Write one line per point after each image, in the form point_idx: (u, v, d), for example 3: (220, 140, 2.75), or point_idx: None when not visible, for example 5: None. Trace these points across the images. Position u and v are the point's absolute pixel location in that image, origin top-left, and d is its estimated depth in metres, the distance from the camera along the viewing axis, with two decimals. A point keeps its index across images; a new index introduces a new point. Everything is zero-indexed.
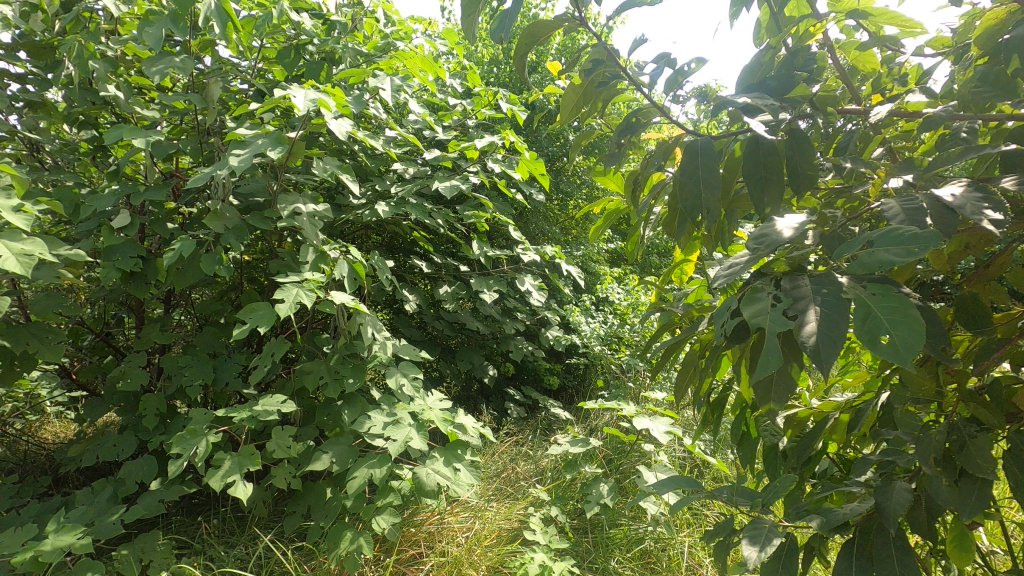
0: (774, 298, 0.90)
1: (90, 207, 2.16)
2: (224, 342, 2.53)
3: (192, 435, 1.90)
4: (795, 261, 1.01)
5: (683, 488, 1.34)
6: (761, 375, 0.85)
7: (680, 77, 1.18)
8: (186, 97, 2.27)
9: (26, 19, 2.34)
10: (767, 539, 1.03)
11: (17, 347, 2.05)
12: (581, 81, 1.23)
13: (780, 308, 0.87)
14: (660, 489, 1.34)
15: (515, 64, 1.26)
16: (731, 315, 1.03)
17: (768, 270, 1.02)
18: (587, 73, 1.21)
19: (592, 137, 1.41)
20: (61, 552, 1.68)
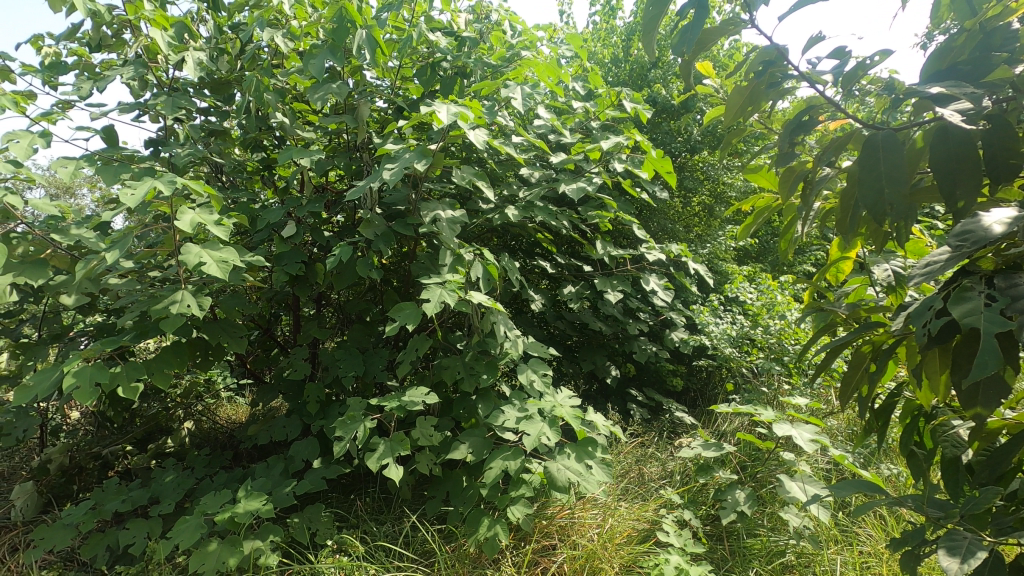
0: (988, 298, 0.90)
1: (265, 219, 2.49)
2: (371, 338, 2.79)
3: (352, 421, 2.12)
4: (1011, 260, 0.94)
5: (865, 493, 1.47)
6: (978, 376, 0.85)
7: (862, 71, 1.10)
8: (341, 119, 2.55)
9: (214, 61, 2.75)
10: (969, 551, 1.02)
11: (212, 339, 2.43)
12: (747, 82, 1.20)
13: (997, 308, 0.88)
14: (843, 492, 1.48)
15: (680, 75, 1.26)
16: (935, 316, 1.00)
17: (974, 273, 0.97)
18: (755, 75, 1.19)
19: (746, 136, 1.38)
20: (250, 515, 1.97)
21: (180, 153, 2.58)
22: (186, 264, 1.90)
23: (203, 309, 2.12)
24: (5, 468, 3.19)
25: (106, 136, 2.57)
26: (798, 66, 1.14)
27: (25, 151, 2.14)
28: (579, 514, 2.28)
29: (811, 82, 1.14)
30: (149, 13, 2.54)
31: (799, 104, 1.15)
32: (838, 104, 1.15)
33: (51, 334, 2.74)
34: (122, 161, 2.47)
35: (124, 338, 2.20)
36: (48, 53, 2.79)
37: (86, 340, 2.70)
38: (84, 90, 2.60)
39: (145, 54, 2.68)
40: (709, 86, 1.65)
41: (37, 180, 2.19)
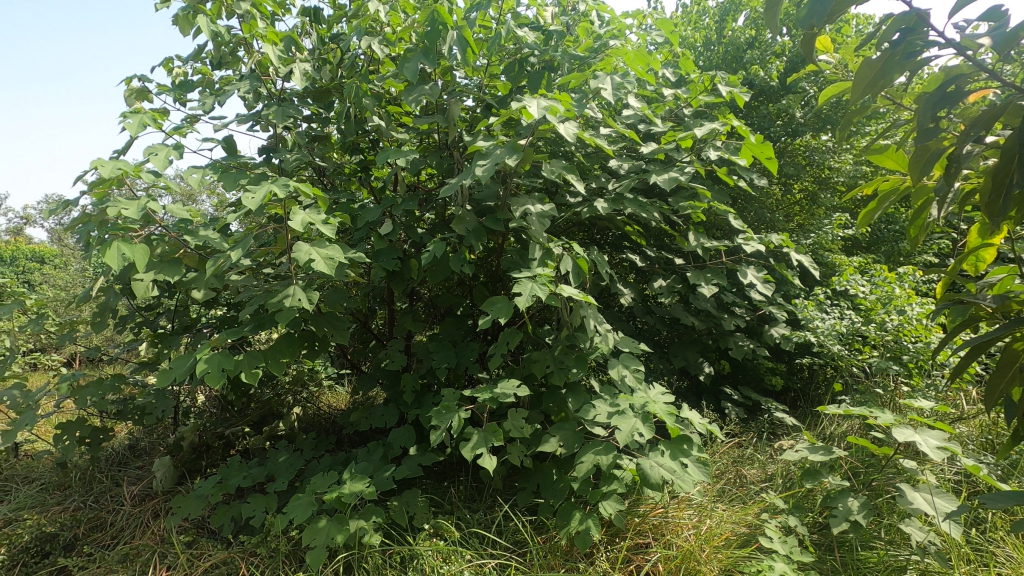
0: None
1: (364, 218, 2.63)
2: (463, 331, 2.87)
3: (447, 411, 2.19)
4: None
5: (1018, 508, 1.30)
6: None
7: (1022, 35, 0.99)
8: (433, 119, 2.63)
9: (318, 71, 2.94)
10: None
11: (319, 331, 2.61)
12: (882, 52, 1.10)
13: None
14: (989, 505, 1.32)
15: (800, 51, 1.17)
16: None
17: None
18: (889, 45, 1.09)
19: (874, 114, 1.26)
20: (356, 496, 2.09)
21: (290, 158, 2.79)
22: (298, 261, 2.05)
23: (313, 302, 2.28)
24: (146, 443, 3.61)
25: (226, 146, 2.83)
26: (941, 34, 1.04)
27: (162, 163, 2.40)
28: (673, 514, 2.24)
29: (960, 49, 1.03)
30: (261, 30, 2.76)
31: (944, 75, 1.04)
32: (993, 72, 1.03)
33: (183, 326, 3.06)
34: (241, 169, 2.70)
35: (244, 330, 2.41)
36: (178, 73, 3.11)
37: (212, 331, 2.99)
38: (208, 104, 2.88)
39: (258, 68, 2.91)
40: (826, 63, 1.53)
41: (172, 187, 2.45)
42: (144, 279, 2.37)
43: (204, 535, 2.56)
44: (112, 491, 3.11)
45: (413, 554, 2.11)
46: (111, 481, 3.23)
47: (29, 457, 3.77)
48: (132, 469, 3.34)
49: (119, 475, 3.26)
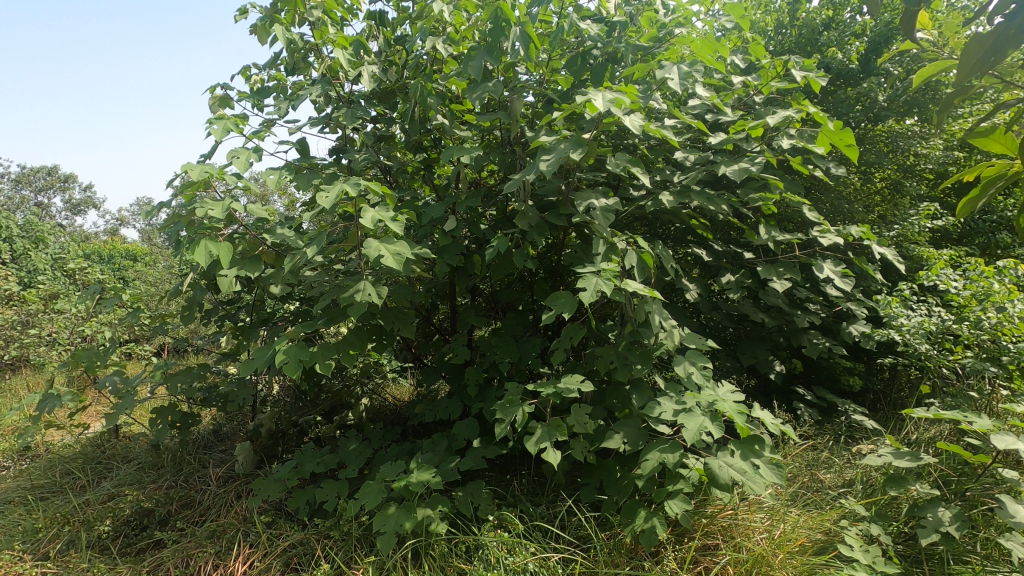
0: None
1: (428, 215, 2.69)
2: (525, 326, 2.89)
3: (511, 405, 2.21)
4: None
5: None
6: None
7: None
8: (496, 116, 2.65)
9: (384, 72, 3.02)
10: None
11: (387, 325, 2.70)
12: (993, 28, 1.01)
13: None
14: None
15: (897, 25, 1.09)
16: None
17: None
18: (1001, 19, 1.00)
19: (980, 94, 1.16)
20: (423, 485, 2.16)
21: (358, 158, 2.89)
22: (368, 256, 2.13)
23: (381, 297, 2.36)
24: (228, 429, 3.86)
25: (300, 148, 2.97)
26: None
27: (244, 165, 2.56)
28: (743, 516, 2.17)
29: None
30: (332, 35, 2.87)
31: None
32: None
33: (261, 319, 3.25)
34: (314, 169, 2.83)
35: (318, 323, 2.53)
36: (255, 80, 3.29)
37: (287, 324, 3.15)
38: (283, 109, 3.03)
39: (329, 72, 3.03)
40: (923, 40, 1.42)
41: (252, 188, 2.60)
42: (228, 275, 2.53)
43: (282, 517, 2.70)
44: (199, 472, 3.34)
45: (478, 545, 2.15)
46: (198, 463, 3.47)
47: (127, 438, 4.11)
48: (217, 452, 3.57)
49: (205, 458, 3.50)
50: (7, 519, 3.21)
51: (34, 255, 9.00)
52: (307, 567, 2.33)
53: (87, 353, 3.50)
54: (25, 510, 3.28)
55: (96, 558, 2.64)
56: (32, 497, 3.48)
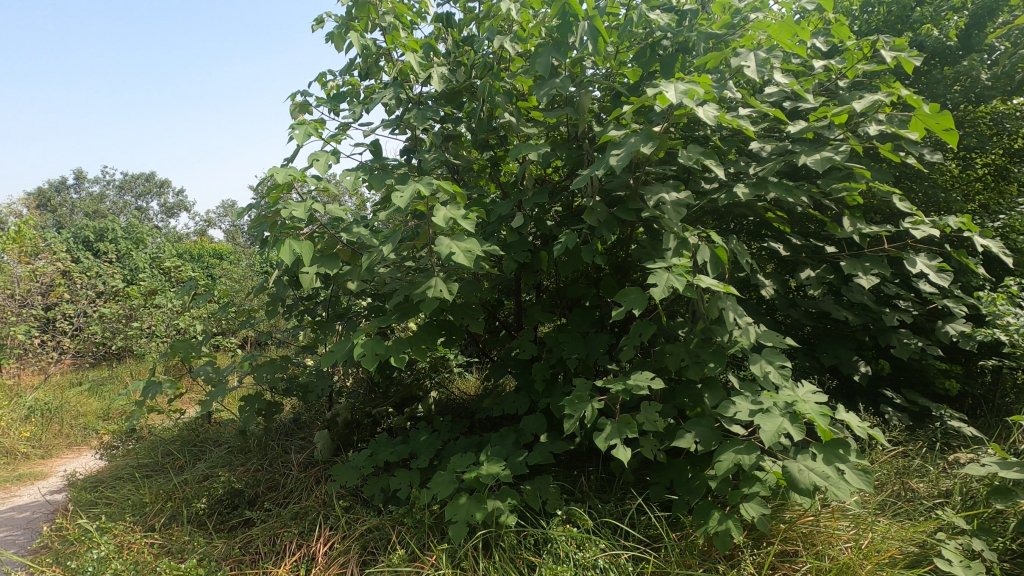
0: None
1: (496, 212, 2.72)
2: (591, 323, 2.87)
3: (579, 400, 2.21)
4: None
5: None
6: None
7: None
8: (563, 112, 2.65)
9: (453, 73, 3.09)
10: None
11: (456, 320, 2.76)
12: None
13: None
14: None
15: None
16: None
17: None
18: None
19: None
20: (493, 477, 2.20)
21: (428, 158, 2.97)
22: (440, 253, 2.19)
23: (452, 293, 2.42)
24: (307, 418, 4.08)
25: (373, 150, 3.09)
26: None
27: (323, 167, 2.69)
28: (825, 523, 2.07)
29: None
30: (403, 40, 2.96)
31: None
32: None
33: (337, 314, 3.41)
34: (386, 170, 2.93)
35: (391, 318, 2.63)
36: (331, 86, 3.45)
37: (361, 319, 3.29)
38: (357, 113, 3.16)
39: (400, 75, 3.13)
40: None
41: (331, 189, 2.74)
42: (309, 272, 2.68)
43: (358, 502, 2.84)
44: (282, 457, 3.56)
45: (546, 538, 2.16)
46: (281, 448, 3.70)
47: (217, 424, 4.44)
48: (297, 439, 3.79)
49: (287, 445, 3.72)
50: (118, 493, 3.55)
51: (136, 255, 9.84)
52: (383, 551, 2.44)
53: (184, 344, 3.80)
54: (133, 486, 3.62)
55: (194, 532, 2.87)
56: (138, 474, 3.83)
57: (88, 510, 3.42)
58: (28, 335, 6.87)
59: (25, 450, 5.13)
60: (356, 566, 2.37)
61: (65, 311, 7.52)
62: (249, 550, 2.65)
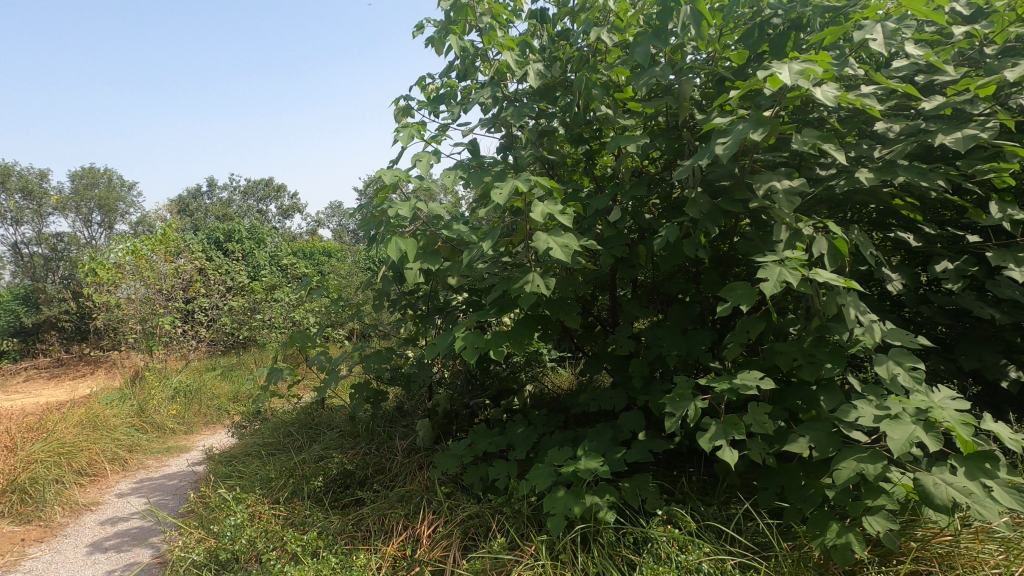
0: None
1: (593, 207, 2.70)
2: (692, 319, 2.77)
3: (681, 399, 2.14)
4: None
5: None
6: None
7: None
8: (663, 101, 2.57)
9: (548, 68, 3.09)
10: None
11: (553, 315, 2.78)
12: None
13: None
14: None
15: None
16: None
17: None
18: None
19: None
20: (591, 473, 2.19)
21: (524, 154, 3.01)
22: (539, 249, 2.22)
23: (549, 288, 2.44)
24: (409, 406, 4.29)
25: (471, 149, 3.18)
26: None
27: (426, 167, 2.81)
28: (966, 545, 1.87)
29: None
30: (500, 39, 3.02)
31: None
32: None
33: (437, 308, 3.55)
34: (484, 168, 3.01)
35: (490, 312, 2.70)
36: (431, 89, 3.59)
37: (460, 313, 3.40)
38: (456, 114, 3.26)
39: (497, 74, 3.19)
40: None
41: (432, 187, 2.85)
42: (413, 267, 2.81)
43: (459, 489, 2.95)
44: (388, 443, 3.78)
45: (647, 537, 2.13)
46: (386, 434, 3.93)
47: (330, 409, 4.80)
48: (401, 426, 4.01)
49: (392, 431, 3.95)
50: (249, 468, 3.95)
51: (258, 254, 10.84)
52: (483, 537, 2.52)
53: (301, 335, 4.14)
54: (261, 463, 4.01)
55: (314, 506, 3.13)
56: (265, 451, 4.23)
57: (225, 482, 3.84)
58: (173, 324, 7.80)
59: (173, 425, 5.84)
60: (458, 550, 2.47)
61: (202, 304, 8.47)
62: (361, 527, 2.85)
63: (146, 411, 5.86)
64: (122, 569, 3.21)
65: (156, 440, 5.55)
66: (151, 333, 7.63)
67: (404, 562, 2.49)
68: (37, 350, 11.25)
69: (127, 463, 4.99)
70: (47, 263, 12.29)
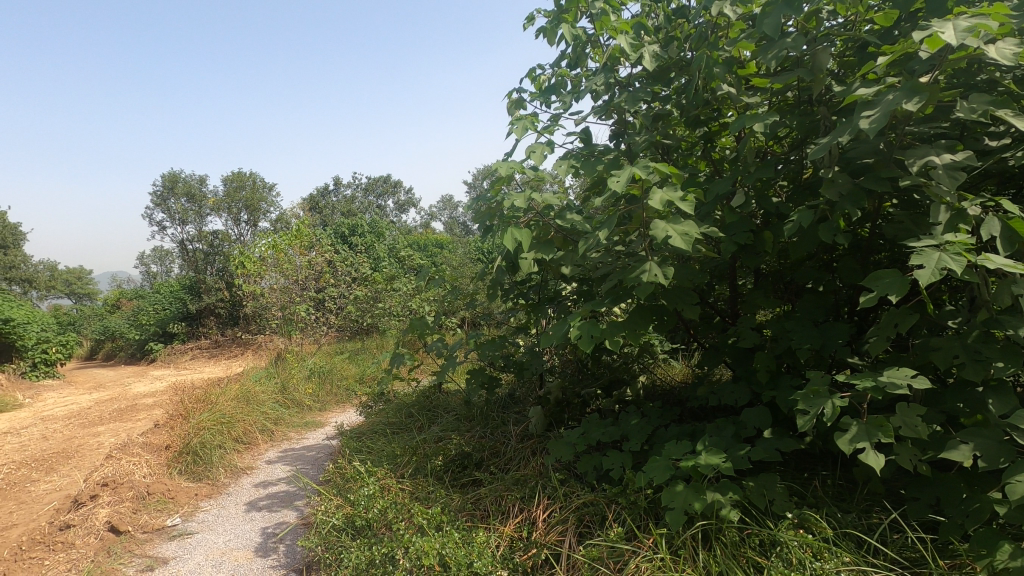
0: None
1: (714, 191, 2.57)
2: (827, 310, 2.55)
3: (816, 396, 1.98)
4: None
5: None
6: None
7: None
8: (795, 74, 2.36)
9: (664, 48, 2.97)
10: None
11: (670, 304, 2.69)
12: None
13: None
14: None
15: None
16: None
17: None
18: None
19: None
20: (714, 469, 2.11)
21: (638, 140, 2.93)
22: (657, 237, 2.16)
23: (667, 277, 2.37)
24: (521, 393, 4.39)
25: (584, 138, 3.15)
26: None
27: (540, 158, 2.85)
28: None
29: None
30: (612, 24, 2.96)
31: None
32: None
33: (549, 297, 3.58)
34: (597, 156, 2.97)
35: (605, 301, 2.67)
36: (542, 80, 3.61)
37: (573, 303, 3.41)
38: (568, 103, 3.26)
39: (610, 60, 3.12)
40: None
41: (546, 178, 2.87)
42: (528, 257, 2.87)
43: (572, 476, 2.98)
44: (501, 428, 3.91)
45: (775, 541, 2.02)
46: (500, 420, 4.06)
47: (446, 394, 5.05)
48: (513, 412, 4.12)
49: (506, 417, 4.07)
50: (376, 444, 4.28)
51: (378, 247, 11.61)
52: (598, 526, 2.52)
53: (421, 322, 4.38)
54: (386, 440, 4.32)
55: (435, 484, 3.32)
56: (389, 430, 4.56)
57: (356, 455, 4.20)
58: (307, 311, 8.62)
59: (309, 403, 6.48)
60: (574, 536, 2.50)
61: (331, 294, 9.27)
62: (480, 506, 2.98)
63: (287, 389, 6.56)
64: (274, 526, 3.64)
65: (296, 415, 6.19)
66: (290, 320, 8.51)
67: (522, 543, 2.57)
68: (200, 332, 12.99)
69: (274, 434, 5.63)
70: (207, 258, 14.11)
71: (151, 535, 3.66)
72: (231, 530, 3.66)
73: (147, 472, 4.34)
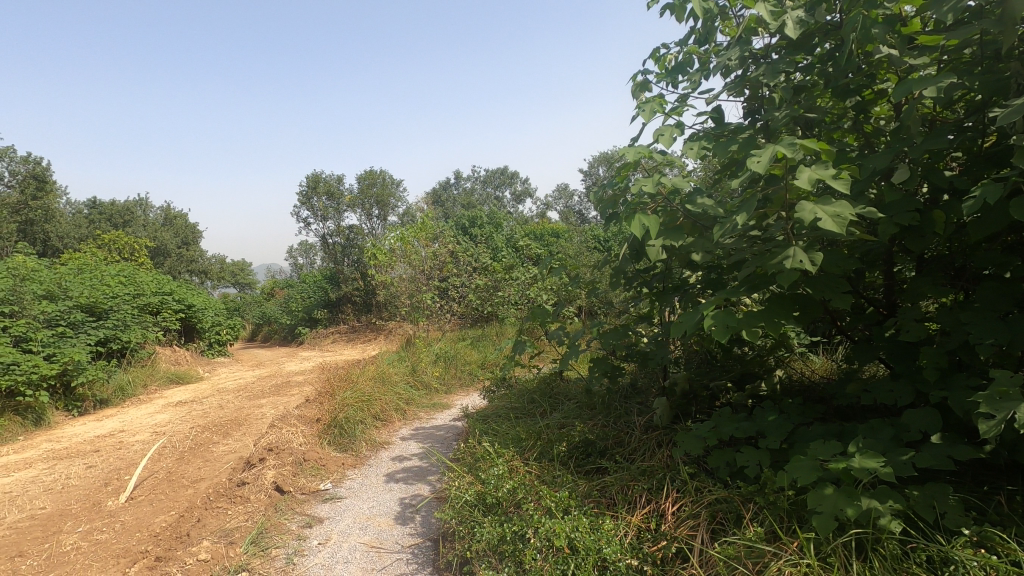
0: None
1: (870, 168, 2.31)
2: (1015, 300, 2.20)
3: (1004, 398, 1.72)
4: None
5: None
6: None
7: None
8: (978, 26, 2.03)
9: (809, 12, 2.71)
10: None
11: (815, 293, 2.48)
12: None
13: None
14: None
15: None
16: None
17: None
18: None
19: None
20: (871, 473, 1.92)
21: (778, 116, 2.71)
22: (804, 220, 2.00)
23: (814, 263, 2.18)
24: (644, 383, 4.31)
25: (715, 117, 2.98)
26: None
27: (668, 142, 2.75)
28: None
29: None
30: None
31: None
32: None
33: (676, 285, 3.45)
34: (729, 136, 2.80)
35: (741, 289, 2.53)
36: (668, 59, 3.47)
37: (702, 291, 3.26)
38: (697, 82, 3.10)
39: (744, 31, 2.91)
40: None
41: (675, 161, 2.77)
42: (656, 244, 2.79)
43: (703, 471, 2.87)
44: (625, 417, 3.87)
45: (950, 558, 1.80)
46: (623, 409, 4.01)
47: (566, 381, 5.10)
48: (637, 403, 4.05)
49: (629, 407, 4.02)
50: (501, 427, 4.45)
51: (497, 237, 11.94)
52: (733, 524, 2.41)
53: (542, 310, 4.45)
54: (510, 424, 4.48)
55: (560, 468, 3.39)
56: (513, 415, 4.71)
57: (482, 437, 4.40)
58: (433, 299, 9.14)
59: (436, 385, 6.89)
60: (707, 532, 2.41)
61: (455, 282, 9.73)
62: (606, 494, 2.98)
63: (417, 371, 7.03)
64: (411, 498, 3.94)
65: (425, 396, 6.62)
66: (418, 307, 9.07)
67: (650, 534, 2.53)
68: (341, 318, 14.32)
69: (406, 413, 6.07)
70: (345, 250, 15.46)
71: (308, 496, 4.16)
72: (374, 497, 4.03)
73: (303, 441, 4.90)
